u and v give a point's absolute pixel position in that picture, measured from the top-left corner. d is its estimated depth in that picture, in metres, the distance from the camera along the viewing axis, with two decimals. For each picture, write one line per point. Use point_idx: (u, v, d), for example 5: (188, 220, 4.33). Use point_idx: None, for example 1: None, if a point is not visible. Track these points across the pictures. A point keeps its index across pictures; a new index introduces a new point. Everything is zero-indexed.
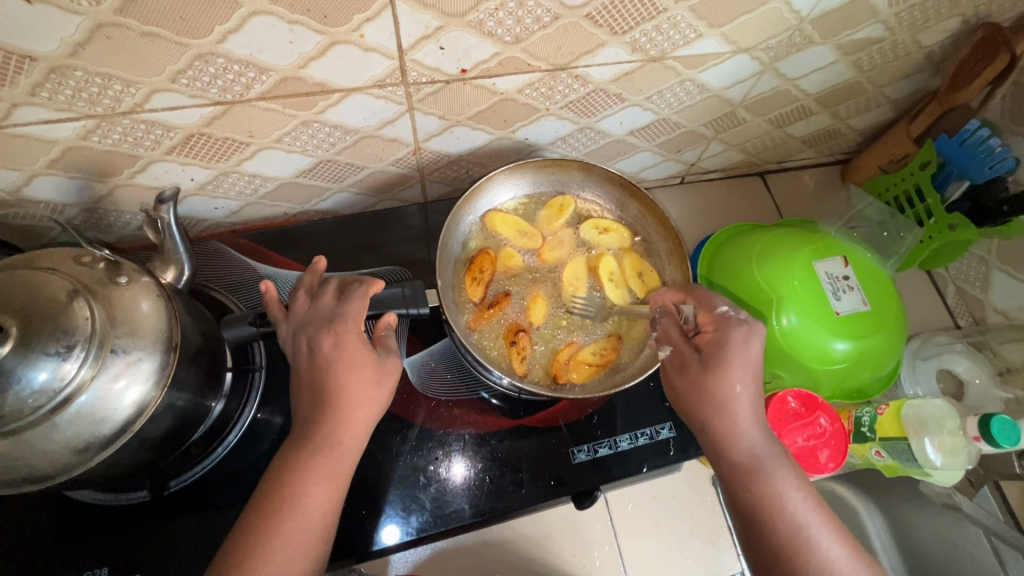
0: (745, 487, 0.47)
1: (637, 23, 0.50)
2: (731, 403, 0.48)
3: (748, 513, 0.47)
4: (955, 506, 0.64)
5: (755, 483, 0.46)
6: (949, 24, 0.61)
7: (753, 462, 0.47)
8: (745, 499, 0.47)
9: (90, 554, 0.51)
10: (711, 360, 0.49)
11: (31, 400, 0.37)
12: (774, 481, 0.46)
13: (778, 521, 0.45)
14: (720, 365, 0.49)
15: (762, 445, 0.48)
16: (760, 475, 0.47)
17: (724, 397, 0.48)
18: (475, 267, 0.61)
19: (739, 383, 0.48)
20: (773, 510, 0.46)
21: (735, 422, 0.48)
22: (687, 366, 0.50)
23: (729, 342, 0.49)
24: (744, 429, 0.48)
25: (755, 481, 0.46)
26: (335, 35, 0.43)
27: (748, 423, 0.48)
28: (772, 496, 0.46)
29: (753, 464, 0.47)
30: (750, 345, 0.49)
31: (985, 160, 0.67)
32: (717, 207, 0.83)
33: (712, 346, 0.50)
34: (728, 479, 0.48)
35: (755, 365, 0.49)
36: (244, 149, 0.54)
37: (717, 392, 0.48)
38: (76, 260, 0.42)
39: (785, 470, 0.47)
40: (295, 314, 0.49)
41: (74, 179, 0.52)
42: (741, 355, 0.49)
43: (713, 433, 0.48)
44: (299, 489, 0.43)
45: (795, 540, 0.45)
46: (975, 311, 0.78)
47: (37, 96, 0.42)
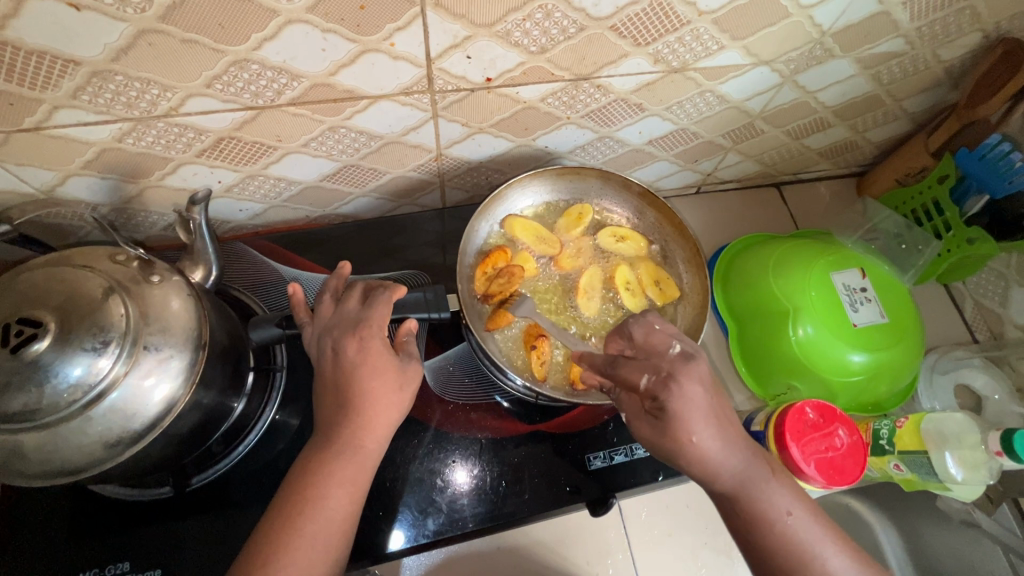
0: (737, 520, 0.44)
1: (660, 34, 0.50)
2: (697, 453, 0.43)
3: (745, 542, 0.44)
4: (974, 522, 0.65)
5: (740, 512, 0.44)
6: (970, 40, 0.61)
7: (738, 497, 0.44)
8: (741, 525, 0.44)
9: (111, 549, 0.52)
10: (661, 423, 0.44)
11: (67, 394, 0.37)
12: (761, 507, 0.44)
13: (774, 551, 0.43)
14: (670, 423, 0.44)
15: (743, 471, 0.44)
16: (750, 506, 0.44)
17: (686, 451, 0.44)
18: (490, 262, 0.63)
19: (693, 434, 0.43)
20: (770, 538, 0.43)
21: (708, 467, 0.44)
22: (642, 424, 0.46)
23: (668, 402, 0.44)
24: (717, 465, 0.44)
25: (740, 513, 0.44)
26: (366, 43, 0.44)
27: (720, 458, 0.43)
28: (765, 523, 0.43)
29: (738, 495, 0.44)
30: (687, 393, 0.44)
31: (1005, 175, 0.67)
32: (732, 218, 0.84)
33: (656, 409, 0.45)
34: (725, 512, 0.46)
35: (706, 404, 0.44)
36: (272, 153, 0.55)
37: (677, 451, 0.44)
38: (110, 259, 0.43)
39: (776, 492, 0.44)
40: (320, 317, 0.50)
41: (106, 180, 0.53)
42: (688, 406, 0.43)
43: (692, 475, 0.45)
44: (321, 490, 0.44)
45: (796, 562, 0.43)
46: (993, 326, 0.77)
47: (78, 99, 0.44)
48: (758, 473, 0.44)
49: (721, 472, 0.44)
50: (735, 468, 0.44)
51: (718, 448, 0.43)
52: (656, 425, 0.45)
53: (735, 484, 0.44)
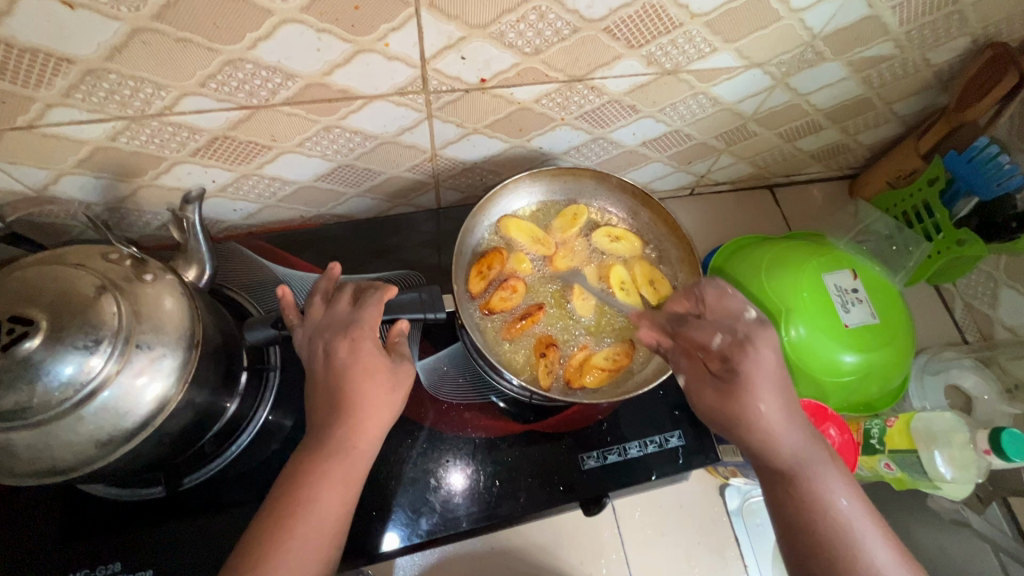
0: (787, 502, 0.44)
1: (653, 36, 0.51)
2: (758, 423, 0.45)
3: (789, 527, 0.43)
4: (965, 522, 0.67)
5: (791, 487, 0.44)
6: (958, 44, 0.62)
7: (793, 473, 0.44)
8: (785, 503, 0.44)
9: (101, 549, 0.52)
10: (726, 386, 0.47)
11: (58, 393, 0.37)
12: (816, 491, 0.44)
13: (818, 529, 0.42)
14: (741, 388, 0.46)
15: (804, 453, 0.45)
16: (799, 478, 0.44)
17: (750, 418, 0.45)
18: (485, 262, 0.62)
19: (762, 401, 0.45)
20: (816, 517, 0.43)
21: (766, 437, 0.45)
22: (704, 392, 0.48)
23: (739, 365, 0.47)
24: (779, 439, 0.45)
25: (794, 495, 0.44)
26: (360, 44, 0.44)
27: (782, 434, 0.45)
28: (814, 502, 0.43)
29: (793, 470, 0.44)
30: (763, 357, 0.47)
31: (994, 177, 0.68)
32: (725, 219, 0.84)
33: (725, 370, 0.48)
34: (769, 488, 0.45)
35: (778, 380, 0.46)
36: (266, 153, 0.55)
37: (740, 416, 0.46)
38: (103, 257, 0.43)
39: (833, 477, 0.44)
40: (311, 319, 0.50)
41: (99, 179, 0.53)
42: (762, 374, 0.46)
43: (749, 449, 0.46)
44: (313, 491, 0.44)
45: (840, 551, 0.41)
46: (983, 327, 0.78)
47: (71, 97, 0.44)
48: (817, 456, 0.45)
49: (779, 446, 0.45)
50: (794, 446, 0.45)
51: (783, 422, 0.45)
52: (721, 387, 0.47)
53: (792, 459, 0.45)
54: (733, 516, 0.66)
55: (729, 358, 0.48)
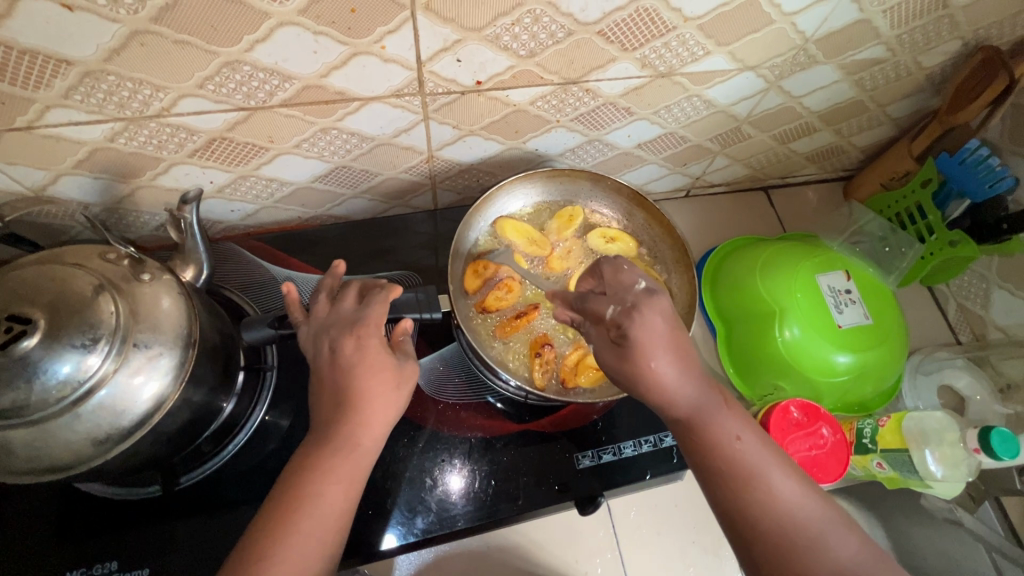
0: (692, 449, 0.43)
1: (647, 39, 0.52)
2: (651, 378, 0.42)
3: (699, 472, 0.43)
4: (956, 521, 0.69)
5: (695, 438, 0.43)
6: (949, 47, 0.63)
7: (692, 424, 0.43)
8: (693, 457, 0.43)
9: (99, 548, 0.52)
10: (624, 352, 0.43)
11: (56, 391, 0.38)
12: (716, 436, 0.42)
13: (728, 480, 0.41)
14: (635, 352, 0.42)
15: (699, 399, 0.43)
16: (700, 429, 0.42)
17: (644, 377, 0.43)
18: (483, 262, 0.63)
19: (653, 359, 0.42)
20: (722, 467, 0.42)
21: (664, 392, 0.43)
22: (604, 354, 0.45)
23: (632, 329, 0.43)
24: (675, 390, 0.43)
25: (697, 443, 0.43)
26: (357, 46, 0.45)
27: (676, 384, 0.43)
28: (717, 451, 0.42)
29: (693, 422, 0.43)
30: (652, 323, 0.43)
31: (985, 180, 0.68)
32: (721, 221, 0.85)
33: (621, 340, 0.43)
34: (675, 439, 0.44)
35: (669, 333, 0.43)
36: (263, 154, 0.56)
37: (636, 376, 0.43)
38: (101, 257, 0.44)
39: (731, 420, 0.43)
40: (316, 316, 0.51)
41: (97, 180, 0.54)
42: (654, 333, 0.43)
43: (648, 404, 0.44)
44: (317, 487, 0.44)
45: (746, 490, 0.41)
46: (976, 328, 0.78)
47: (70, 99, 0.44)
48: (712, 401, 0.43)
49: (676, 397, 0.43)
50: (690, 396, 0.43)
51: (677, 375, 0.43)
52: (620, 355, 0.43)
53: (689, 410, 0.43)
54: None
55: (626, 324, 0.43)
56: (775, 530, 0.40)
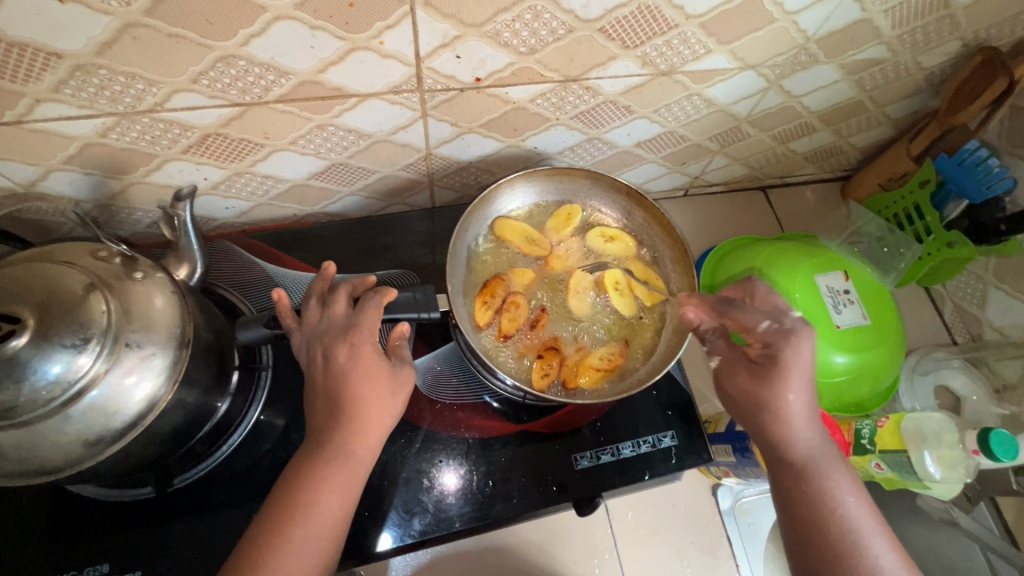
0: (798, 494, 0.47)
1: (649, 37, 0.51)
2: (782, 410, 0.47)
3: (799, 515, 0.46)
4: (953, 521, 0.67)
5: (805, 480, 0.47)
6: (950, 48, 0.63)
7: (807, 467, 0.47)
8: (796, 495, 0.47)
9: (90, 551, 0.51)
10: (760, 370, 0.48)
11: (45, 392, 0.37)
12: (827, 488, 0.46)
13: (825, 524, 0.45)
14: (773, 376, 0.47)
15: (819, 449, 0.47)
16: (814, 472, 0.46)
17: (774, 406, 0.47)
18: (488, 290, 0.61)
19: (792, 391, 0.47)
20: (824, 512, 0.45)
21: (789, 430, 0.47)
22: (737, 374, 0.50)
23: (781, 351, 0.48)
24: (800, 434, 0.47)
25: (807, 489, 0.46)
26: (355, 41, 0.44)
27: (802, 429, 0.47)
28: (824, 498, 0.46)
29: (807, 465, 0.47)
30: (800, 354, 0.47)
31: (983, 181, 0.69)
32: (719, 221, 0.84)
33: (763, 356, 0.49)
34: (780, 474, 0.48)
35: (810, 373, 0.48)
36: (258, 151, 0.55)
37: (766, 401, 0.48)
38: (92, 255, 0.43)
39: (843, 476, 0.47)
40: (308, 324, 0.50)
41: (88, 176, 0.53)
42: (796, 367, 0.47)
43: (769, 438, 0.48)
44: (312, 497, 0.43)
45: (844, 543, 0.44)
46: (972, 328, 0.78)
47: (60, 93, 0.43)
48: (828, 454, 0.47)
49: (798, 439, 0.47)
50: (811, 441, 0.47)
51: (805, 416, 0.47)
52: (756, 372, 0.49)
53: (808, 453, 0.47)
54: (725, 516, 0.66)
55: (772, 346, 0.48)
56: None
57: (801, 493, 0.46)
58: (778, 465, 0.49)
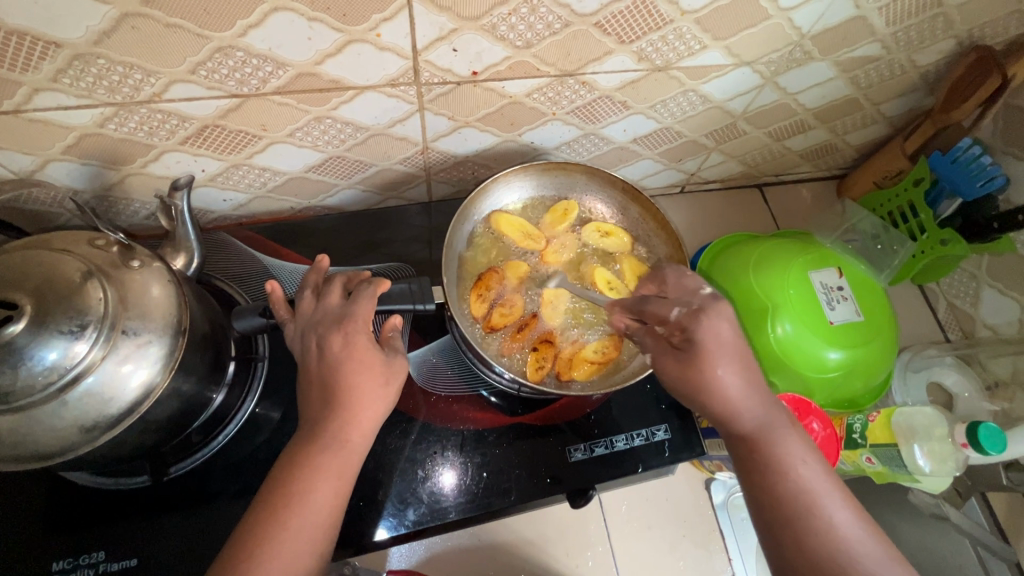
0: (749, 467, 0.45)
1: (645, 32, 0.51)
2: (717, 385, 0.46)
3: (753, 488, 0.44)
4: (943, 516, 0.68)
5: (752, 453, 0.45)
6: (944, 46, 0.63)
7: (754, 438, 0.45)
8: (747, 470, 0.45)
9: (85, 539, 0.51)
10: (686, 354, 0.47)
11: (42, 377, 0.37)
12: (777, 456, 0.44)
13: (779, 495, 0.43)
14: (696, 356, 0.47)
15: (762, 419, 0.46)
16: (761, 442, 0.45)
17: (707, 384, 0.46)
18: (482, 283, 0.62)
19: (718, 364, 0.46)
20: (776, 482, 0.43)
21: (727, 404, 0.46)
22: (666, 363, 0.49)
23: (698, 334, 0.47)
24: (738, 406, 0.46)
25: (757, 461, 0.44)
26: (352, 33, 0.44)
27: (742, 399, 0.46)
28: (773, 468, 0.44)
29: (753, 435, 0.45)
30: (719, 329, 0.47)
31: (978, 177, 0.69)
32: (715, 218, 0.85)
33: (685, 342, 0.48)
34: (733, 452, 0.46)
35: (736, 346, 0.47)
36: (256, 142, 0.55)
37: (701, 382, 0.46)
38: (89, 243, 0.43)
39: (791, 442, 0.45)
40: (301, 314, 0.50)
41: (86, 166, 0.53)
42: (716, 341, 0.47)
43: (713, 416, 0.47)
44: (307, 485, 0.44)
45: (800, 508, 0.42)
46: (965, 325, 0.79)
47: (59, 82, 0.43)
48: (774, 422, 0.46)
49: (738, 412, 0.46)
50: (753, 411, 0.46)
51: (741, 387, 0.46)
52: (681, 358, 0.48)
53: (751, 424, 0.45)
54: (718, 510, 0.66)
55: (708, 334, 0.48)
56: (820, 550, 0.41)
57: (751, 467, 0.44)
58: (730, 442, 0.47)
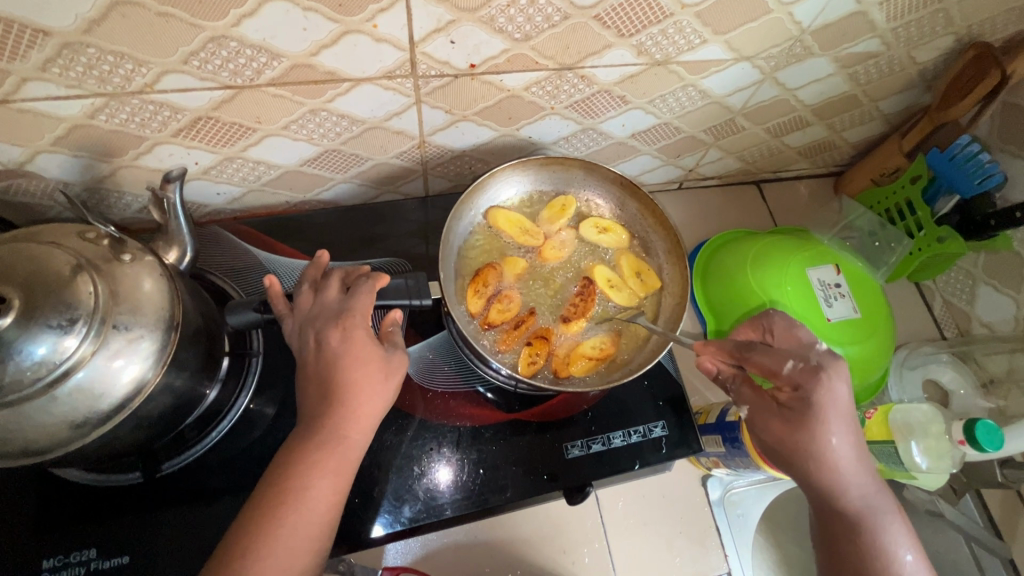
0: (848, 544, 0.46)
1: (644, 26, 0.51)
2: (831, 457, 0.46)
3: (845, 563, 0.46)
4: (938, 513, 0.67)
5: (857, 532, 0.46)
6: (943, 42, 0.63)
7: (860, 517, 0.46)
8: (850, 548, 0.46)
9: (76, 536, 0.51)
10: (797, 417, 0.47)
11: (31, 372, 0.36)
12: (880, 538, 0.46)
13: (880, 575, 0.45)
14: (810, 422, 0.46)
15: (868, 498, 0.46)
16: (868, 522, 0.46)
17: (821, 454, 0.46)
18: (480, 279, 0.61)
19: (835, 436, 0.46)
20: (880, 563, 0.45)
21: (839, 479, 0.46)
22: (772, 423, 0.49)
23: (812, 393, 0.47)
24: (849, 482, 0.46)
25: (861, 539, 0.46)
26: (348, 24, 0.44)
27: (852, 474, 0.46)
28: (878, 548, 0.45)
29: (861, 514, 0.46)
30: (835, 394, 0.47)
31: (975, 175, 0.69)
32: (713, 214, 0.85)
33: (796, 401, 0.47)
34: (832, 526, 0.47)
35: (850, 413, 0.47)
36: (250, 135, 0.54)
37: (812, 450, 0.46)
38: (79, 236, 0.42)
39: (895, 522, 0.46)
40: (300, 309, 0.50)
41: (77, 158, 0.52)
42: (833, 408, 0.46)
43: (819, 489, 0.47)
44: (304, 481, 0.43)
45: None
46: (960, 322, 0.80)
47: (48, 71, 0.42)
48: (879, 500, 0.47)
49: (849, 489, 0.46)
50: (862, 489, 0.46)
51: (852, 459, 0.46)
52: (790, 418, 0.47)
53: (859, 503, 0.46)
54: (715, 507, 0.66)
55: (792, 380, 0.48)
56: None
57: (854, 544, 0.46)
58: (828, 515, 0.48)
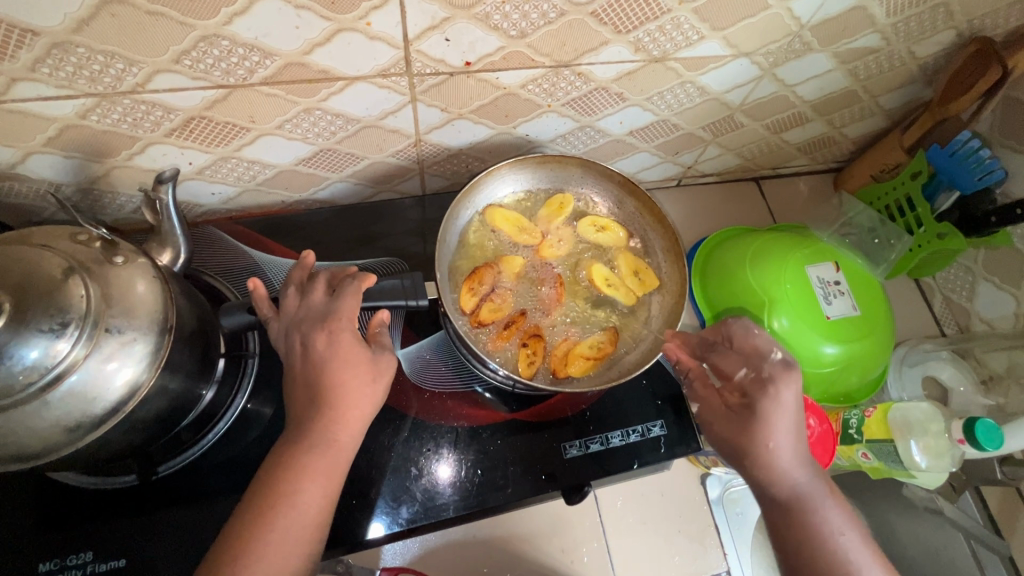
0: (785, 532, 0.46)
1: (641, 22, 0.50)
2: (767, 454, 0.47)
3: (785, 552, 0.46)
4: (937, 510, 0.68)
5: (793, 524, 0.46)
6: (944, 37, 0.62)
7: (793, 508, 0.46)
8: (786, 540, 0.46)
9: (72, 538, 0.51)
10: (741, 420, 0.48)
11: (22, 376, 0.36)
12: (816, 527, 0.45)
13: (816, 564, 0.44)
14: (752, 423, 0.48)
15: (805, 488, 0.47)
16: (802, 514, 0.46)
17: (757, 450, 0.47)
18: (476, 277, 0.61)
19: (770, 435, 0.47)
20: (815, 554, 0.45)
21: (771, 472, 0.47)
22: (719, 423, 0.50)
23: (758, 401, 0.48)
24: (783, 471, 0.47)
25: (793, 530, 0.46)
26: (341, 22, 0.43)
27: (786, 465, 0.47)
28: (813, 538, 0.45)
29: (794, 506, 0.46)
30: (779, 399, 0.47)
31: (976, 172, 0.69)
32: (712, 211, 0.84)
33: (743, 406, 0.49)
34: (770, 519, 0.47)
35: (790, 413, 0.47)
36: (244, 134, 0.54)
37: (749, 449, 0.47)
38: (71, 239, 0.42)
39: (834, 514, 0.46)
40: (286, 312, 0.49)
41: (69, 159, 0.51)
42: (772, 410, 0.47)
43: (756, 484, 0.48)
44: (293, 485, 0.43)
45: None
46: (961, 320, 0.79)
47: (38, 72, 0.42)
48: (818, 492, 0.47)
49: (785, 482, 0.47)
50: (796, 482, 0.47)
51: (791, 456, 0.47)
52: (737, 420, 0.49)
53: (793, 495, 0.46)
54: (714, 505, 0.66)
55: (772, 387, 0.49)
56: None
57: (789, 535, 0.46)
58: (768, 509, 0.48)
